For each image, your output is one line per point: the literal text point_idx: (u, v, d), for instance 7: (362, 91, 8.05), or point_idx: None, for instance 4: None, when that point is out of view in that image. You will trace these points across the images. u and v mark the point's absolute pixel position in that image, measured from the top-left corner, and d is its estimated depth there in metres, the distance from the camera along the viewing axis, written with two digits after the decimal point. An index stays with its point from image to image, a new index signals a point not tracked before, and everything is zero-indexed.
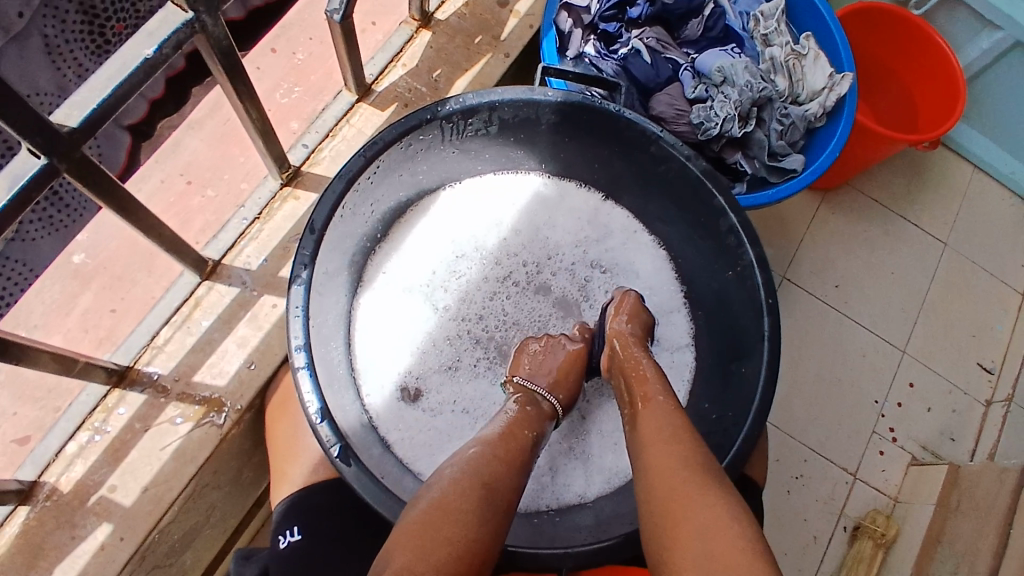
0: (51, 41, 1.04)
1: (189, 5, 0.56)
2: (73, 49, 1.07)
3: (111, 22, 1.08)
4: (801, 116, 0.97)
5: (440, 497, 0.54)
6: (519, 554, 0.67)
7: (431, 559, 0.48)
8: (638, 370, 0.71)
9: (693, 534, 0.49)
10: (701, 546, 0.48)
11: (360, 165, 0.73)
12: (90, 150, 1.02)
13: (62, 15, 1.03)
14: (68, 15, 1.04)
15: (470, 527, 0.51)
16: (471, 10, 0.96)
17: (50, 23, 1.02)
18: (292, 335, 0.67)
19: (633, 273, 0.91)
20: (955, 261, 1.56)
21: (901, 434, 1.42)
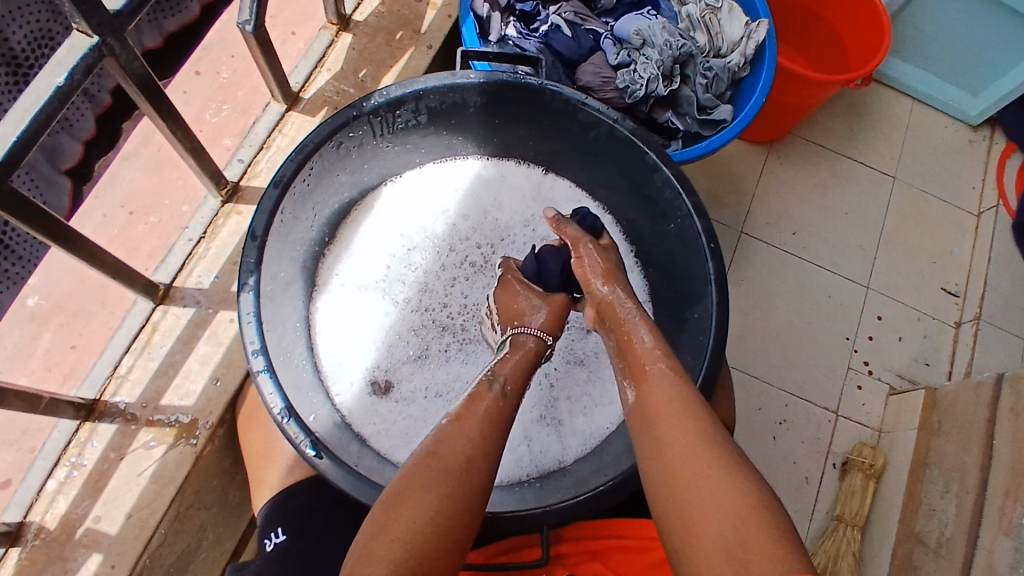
0: None
1: (94, 30, 0.56)
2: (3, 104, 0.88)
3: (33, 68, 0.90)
4: (724, 67, 0.99)
5: (411, 477, 0.52)
6: (499, 517, 0.68)
7: (401, 552, 0.47)
8: (630, 333, 0.66)
9: (712, 522, 0.47)
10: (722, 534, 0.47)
11: (294, 169, 0.74)
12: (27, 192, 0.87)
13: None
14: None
15: (443, 510, 0.50)
16: (388, 8, 0.98)
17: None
18: (247, 341, 0.67)
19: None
20: (906, 193, 1.60)
21: (877, 366, 1.44)
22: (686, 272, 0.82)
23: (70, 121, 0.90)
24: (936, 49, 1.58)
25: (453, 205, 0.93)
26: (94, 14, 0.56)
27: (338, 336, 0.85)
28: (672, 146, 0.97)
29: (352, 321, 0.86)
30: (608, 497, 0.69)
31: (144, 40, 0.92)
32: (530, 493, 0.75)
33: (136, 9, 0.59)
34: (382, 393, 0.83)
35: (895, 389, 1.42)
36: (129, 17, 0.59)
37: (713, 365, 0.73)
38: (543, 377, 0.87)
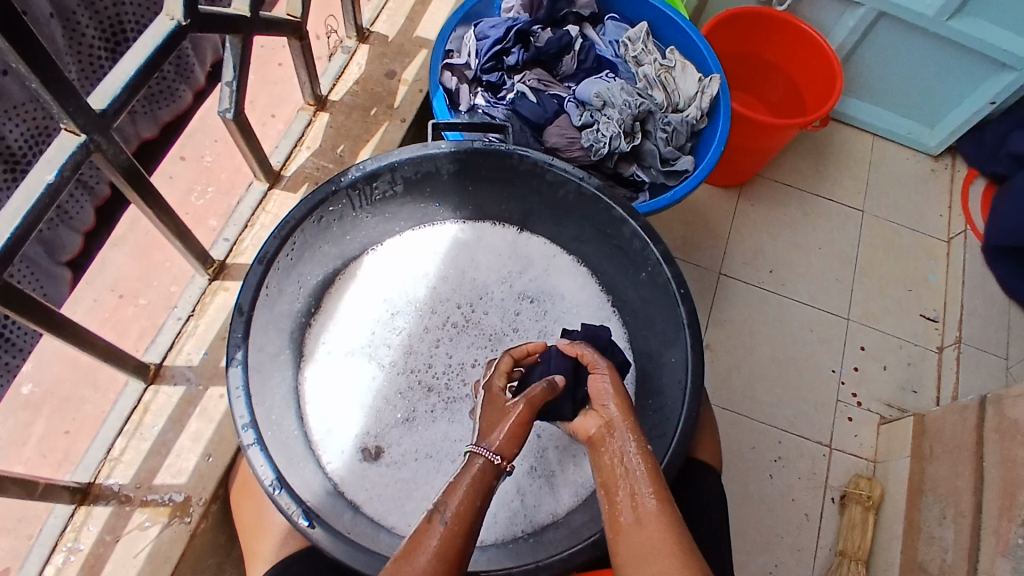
0: None
1: (81, 128, 0.59)
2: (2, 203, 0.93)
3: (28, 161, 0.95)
4: (682, 120, 1.04)
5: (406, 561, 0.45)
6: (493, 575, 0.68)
7: None
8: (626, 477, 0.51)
9: None
10: None
11: (277, 246, 0.77)
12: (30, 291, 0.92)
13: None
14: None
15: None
16: (362, 86, 1.03)
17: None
18: (238, 415, 0.69)
19: (560, 295, 0.96)
20: (876, 225, 1.65)
21: (865, 396, 1.46)
22: (661, 319, 0.85)
23: (70, 214, 0.94)
24: (889, 88, 1.65)
25: (434, 270, 0.96)
26: (81, 115, 0.58)
27: (326, 405, 0.86)
28: (639, 198, 1.02)
29: (340, 389, 0.87)
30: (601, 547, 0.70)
31: (142, 131, 0.97)
32: (525, 550, 0.76)
33: (121, 107, 0.62)
34: (372, 458, 0.84)
35: (885, 418, 1.43)
36: (115, 114, 0.62)
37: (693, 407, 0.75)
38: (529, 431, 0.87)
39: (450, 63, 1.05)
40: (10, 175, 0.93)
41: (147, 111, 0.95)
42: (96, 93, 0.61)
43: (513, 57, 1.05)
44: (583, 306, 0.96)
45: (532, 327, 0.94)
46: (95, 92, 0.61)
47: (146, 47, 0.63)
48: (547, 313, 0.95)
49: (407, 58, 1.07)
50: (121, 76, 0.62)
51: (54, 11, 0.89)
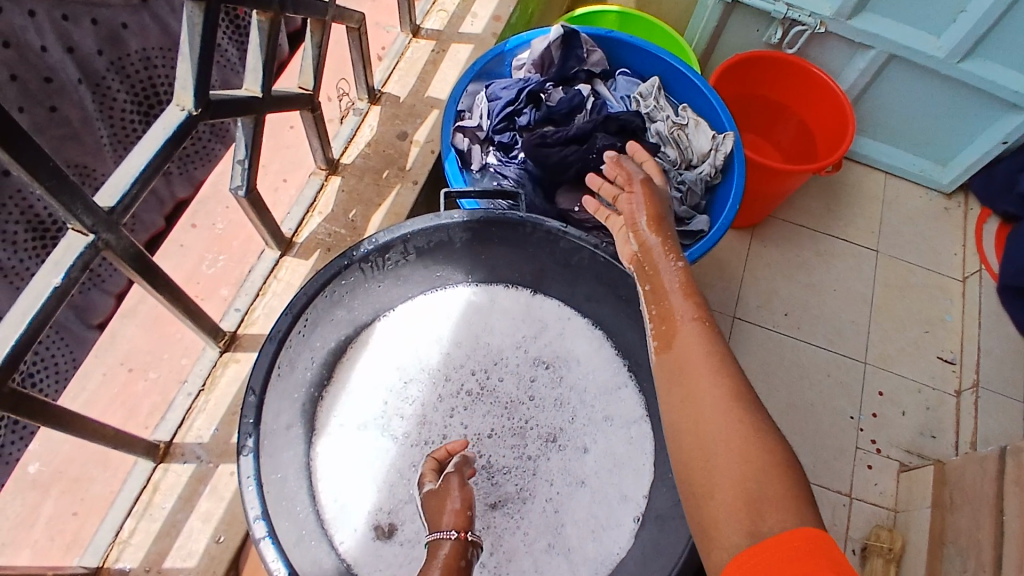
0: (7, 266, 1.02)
1: (89, 228, 0.57)
2: (27, 265, 1.04)
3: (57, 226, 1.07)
4: (696, 179, 1.04)
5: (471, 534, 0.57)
6: None
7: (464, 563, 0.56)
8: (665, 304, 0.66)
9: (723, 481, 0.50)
10: (728, 493, 0.49)
11: (288, 324, 0.76)
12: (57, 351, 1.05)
13: (13, 237, 1.02)
14: (19, 235, 1.02)
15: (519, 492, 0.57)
16: (374, 149, 1.03)
17: (5, 249, 1.00)
18: (249, 506, 0.67)
19: (575, 359, 0.94)
20: (889, 264, 1.63)
21: (884, 443, 1.43)
22: None
23: (100, 278, 1.08)
24: (899, 126, 1.64)
25: (447, 334, 0.94)
26: (88, 214, 0.56)
27: (339, 479, 0.85)
28: None
29: (353, 463, 0.86)
30: None
31: (177, 191, 1.15)
32: None
33: (130, 203, 0.60)
34: (386, 535, 0.82)
35: (906, 466, 1.40)
36: (124, 210, 0.60)
37: None
38: (547, 504, 0.85)
39: (461, 125, 1.05)
40: (42, 245, 1.06)
41: (183, 172, 1.14)
42: (104, 190, 0.59)
43: (525, 118, 1.05)
44: (599, 371, 0.93)
45: (547, 394, 0.92)
46: (105, 189, 0.59)
47: (156, 139, 0.61)
48: (562, 378, 0.93)
49: (419, 119, 1.07)
50: (131, 170, 0.60)
51: (80, 77, 1.02)
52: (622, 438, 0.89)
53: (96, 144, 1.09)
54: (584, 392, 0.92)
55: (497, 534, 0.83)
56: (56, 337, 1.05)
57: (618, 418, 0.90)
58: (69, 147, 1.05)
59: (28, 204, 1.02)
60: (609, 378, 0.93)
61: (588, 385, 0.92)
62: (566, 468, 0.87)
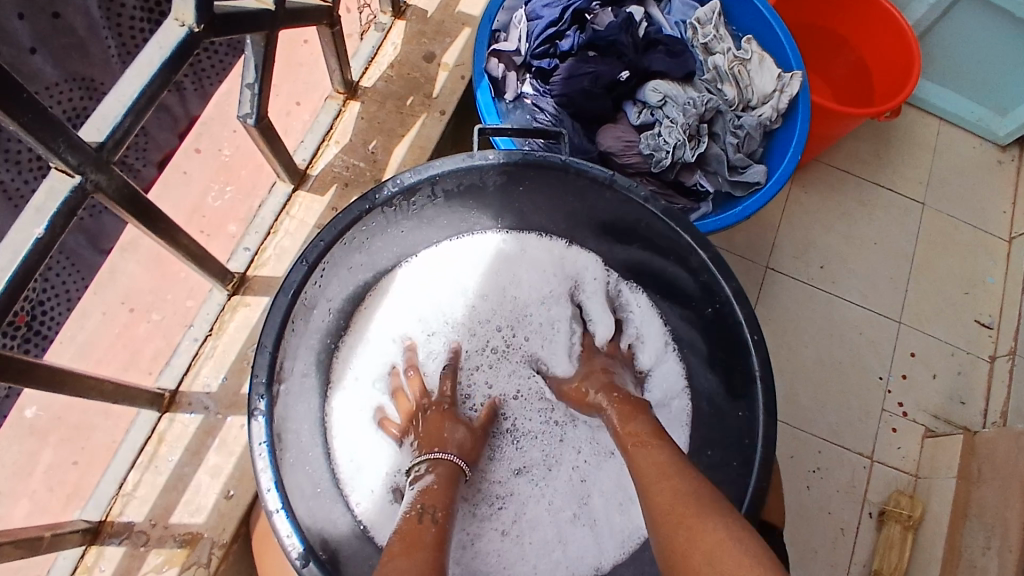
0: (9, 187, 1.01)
1: (75, 169, 0.49)
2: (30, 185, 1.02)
3: None
4: (756, 122, 0.92)
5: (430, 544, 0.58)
6: None
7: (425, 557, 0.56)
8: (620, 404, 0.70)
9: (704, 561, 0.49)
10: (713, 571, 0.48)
11: (303, 274, 0.67)
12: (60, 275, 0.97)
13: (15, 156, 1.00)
14: (23, 154, 1.00)
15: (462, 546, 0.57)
16: (397, 71, 0.92)
17: (5, 167, 0.99)
18: (261, 476, 0.62)
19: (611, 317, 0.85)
20: (934, 220, 1.52)
21: (911, 406, 1.38)
22: (728, 364, 0.74)
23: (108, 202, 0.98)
24: (965, 67, 1.50)
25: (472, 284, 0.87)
26: (73, 152, 0.48)
27: (353, 436, 0.79)
28: (700, 211, 0.91)
29: (368, 420, 0.80)
30: None
31: (191, 110, 1.02)
32: None
33: (123, 138, 0.51)
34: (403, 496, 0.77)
35: (931, 431, 1.36)
36: (115, 146, 0.51)
37: (761, 477, 0.66)
38: (574, 473, 0.80)
39: (497, 48, 0.93)
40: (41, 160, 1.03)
41: (197, 88, 1.01)
42: (91, 124, 0.50)
43: (569, 41, 0.93)
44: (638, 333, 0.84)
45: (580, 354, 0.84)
46: (92, 122, 0.50)
47: (150, 63, 0.51)
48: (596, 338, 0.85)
49: (448, 38, 0.95)
50: (122, 99, 0.51)
51: None
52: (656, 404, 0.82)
53: (104, 56, 1.07)
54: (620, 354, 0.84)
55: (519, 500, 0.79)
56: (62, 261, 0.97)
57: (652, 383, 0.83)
58: (74, 57, 1.03)
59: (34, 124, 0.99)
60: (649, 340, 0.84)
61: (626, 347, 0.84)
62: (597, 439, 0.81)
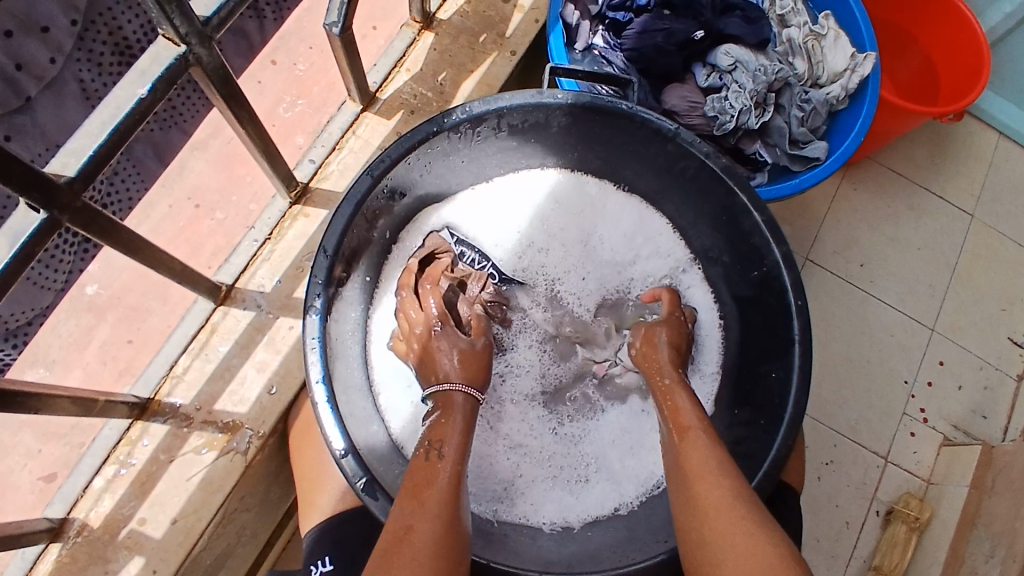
0: (87, 85, 0.97)
1: (181, 39, 0.51)
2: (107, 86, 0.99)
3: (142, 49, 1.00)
4: (823, 99, 0.93)
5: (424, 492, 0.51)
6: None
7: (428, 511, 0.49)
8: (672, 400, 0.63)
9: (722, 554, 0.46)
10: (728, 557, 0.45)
11: (367, 186, 0.69)
12: (116, 180, 0.94)
13: (98, 57, 0.96)
14: (104, 56, 0.97)
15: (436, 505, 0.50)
16: (473, 7, 0.93)
17: (86, 65, 0.95)
18: (310, 369, 0.65)
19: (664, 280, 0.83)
20: (982, 233, 1.48)
21: (933, 413, 1.37)
22: (763, 327, 0.75)
23: (179, 115, 0.96)
24: None
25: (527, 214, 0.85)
26: (183, 22, 0.50)
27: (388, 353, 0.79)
28: (758, 180, 0.93)
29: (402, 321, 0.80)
30: (670, 567, 0.64)
31: (268, 36, 1.00)
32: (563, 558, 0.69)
33: (226, 18, 0.54)
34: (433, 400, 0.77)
35: (949, 440, 1.35)
36: (219, 25, 0.54)
37: (789, 436, 0.67)
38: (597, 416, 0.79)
39: None
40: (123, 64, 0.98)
41: (276, 16, 1.00)
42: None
43: None
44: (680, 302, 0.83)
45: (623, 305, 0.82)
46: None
47: None
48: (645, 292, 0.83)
49: None
50: None
51: None
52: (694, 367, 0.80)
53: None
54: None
55: (542, 434, 0.78)
56: (125, 168, 0.94)
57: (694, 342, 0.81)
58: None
59: (116, 23, 0.96)
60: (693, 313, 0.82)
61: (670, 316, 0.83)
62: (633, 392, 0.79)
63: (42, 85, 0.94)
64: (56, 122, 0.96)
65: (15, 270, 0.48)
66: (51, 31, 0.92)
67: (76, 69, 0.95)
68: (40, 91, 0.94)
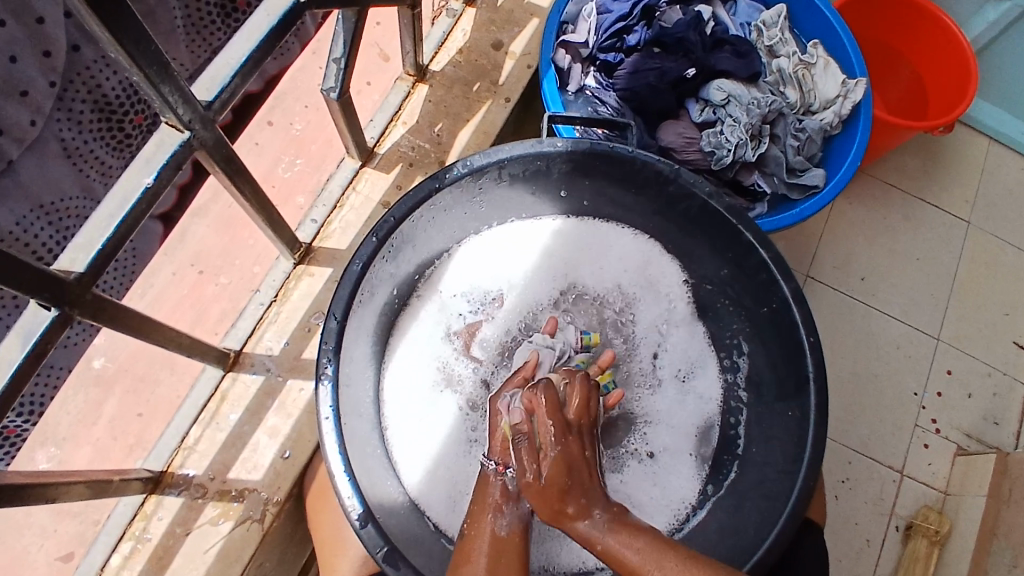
0: (68, 144, 0.89)
1: (185, 124, 0.52)
2: (92, 147, 0.92)
3: (130, 115, 0.94)
4: (817, 126, 0.95)
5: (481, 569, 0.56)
6: None
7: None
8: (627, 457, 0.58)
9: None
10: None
11: (373, 249, 0.69)
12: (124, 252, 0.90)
13: (78, 116, 0.89)
14: (84, 116, 0.89)
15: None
16: (466, 57, 0.94)
17: (66, 127, 0.88)
18: (327, 442, 0.64)
19: (673, 335, 0.84)
20: (979, 239, 1.38)
21: (944, 424, 1.26)
22: (774, 364, 0.75)
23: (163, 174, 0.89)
24: None
25: (542, 265, 0.86)
26: (186, 109, 0.51)
27: (407, 410, 0.78)
28: (757, 211, 0.93)
29: (435, 365, 0.81)
30: None
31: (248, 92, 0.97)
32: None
33: (228, 99, 0.54)
34: (447, 450, 0.77)
35: (965, 451, 1.24)
36: (221, 107, 0.54)
37: (809, 477, 0.66)
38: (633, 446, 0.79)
39: (566, 39, 0.95)
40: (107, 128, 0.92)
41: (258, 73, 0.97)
42: (202, 84, 0.54)
43: (636, 36, 0.95)
44: (693, 355, 0.83)
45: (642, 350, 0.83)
46: (202, 80, 0.54)
47: (260, 28, 0.54)
48: (662, 343, 0.84)
49: (517, 28, 0.96)
50: (230, 61, 0.54)
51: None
52: (696, 418, 0.81)
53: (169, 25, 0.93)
54: (682, 368, 0.83)
55: None
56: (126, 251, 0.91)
57: (699, 394, 0.82)
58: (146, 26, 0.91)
59: (97, 81, 0.89)
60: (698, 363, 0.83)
61: (679, 363, 0.83)
62: (621, 439, 0.79)
63: (22, 148, 0.85)
64: (40, 184, 0.89)
65: (30, 368, 0.48)
66: (30, 94, 0.82)
67: (56, 128, 0.87)
68: (20, 154, 0.86)
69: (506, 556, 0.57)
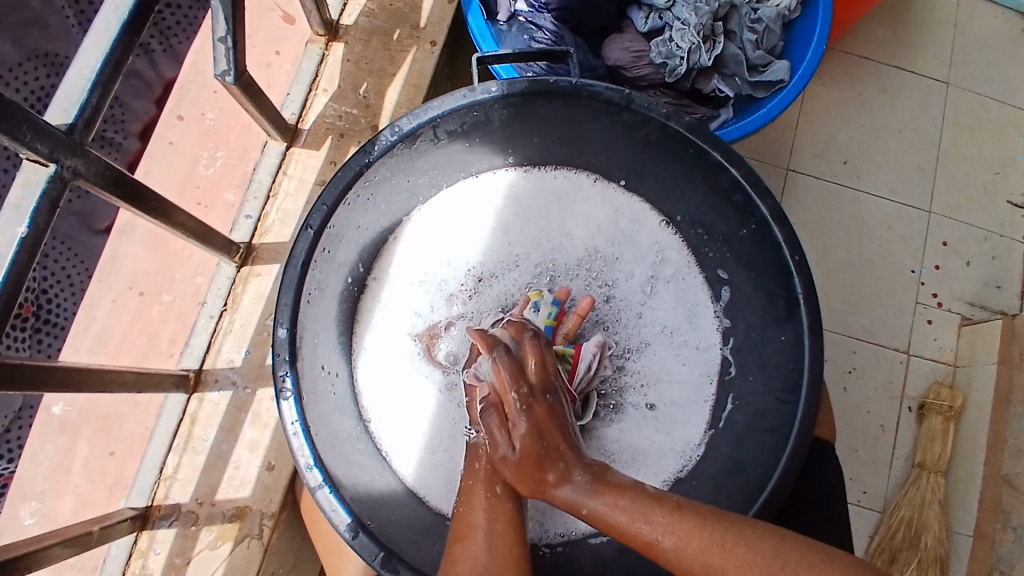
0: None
1: (48, 158, 0.47)
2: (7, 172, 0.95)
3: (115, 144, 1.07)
4: (774, 13, 0.86)
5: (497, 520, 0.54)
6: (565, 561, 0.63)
7: (508, 536, 0.52)
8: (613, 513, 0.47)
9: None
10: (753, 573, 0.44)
11: (310, 243, 0.64)
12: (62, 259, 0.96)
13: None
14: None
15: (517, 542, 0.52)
16: (378, 3, 0.84)
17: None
18: (299, 455, 0.62)
19: (660, 292, 0.75)
20: (960, 99, 1.28)
21: (945, 295, 1.19)
22: (763, 289, 0.70)
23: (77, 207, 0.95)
24: None
25: (498, 234, 0.76)
26: (43, 140, 0.46)
27: (386, 400, 0.71)
28: (722, 118, 0.86)
29: (404, 364, 0.72)
30: None
31: (162, 72, 1.00)
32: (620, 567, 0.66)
33: (92, 116, 0.49)
34: (435, 436, 0.70)
35: (969, 320, 1.17)
36: (86, 127, 0.49)
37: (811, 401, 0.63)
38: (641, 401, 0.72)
39: None
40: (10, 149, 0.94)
41: (164, 48, 0.99)
42: (57, 107, 0.49)
43: None
44: (687, 309, 0.74)
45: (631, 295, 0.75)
46: (57, 105, 0.48)
47: (108, 29, 0.49)
48: (648, 300, 0.75)
49: None
50: (85, 72, 0.49)
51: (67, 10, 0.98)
52: (694, 367, 0.73)
53: (63, 26, 0.99)
54: (673, 323, 0.74)
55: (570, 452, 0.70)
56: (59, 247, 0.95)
57: (696, 346, 0.73)
58: (32, 34, 0.97)
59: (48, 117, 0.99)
60: (687, 300, 0.75)
61: (669, 319, 0.74)
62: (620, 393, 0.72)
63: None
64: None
65: None
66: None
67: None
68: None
69: (505, 534, 0.53)
